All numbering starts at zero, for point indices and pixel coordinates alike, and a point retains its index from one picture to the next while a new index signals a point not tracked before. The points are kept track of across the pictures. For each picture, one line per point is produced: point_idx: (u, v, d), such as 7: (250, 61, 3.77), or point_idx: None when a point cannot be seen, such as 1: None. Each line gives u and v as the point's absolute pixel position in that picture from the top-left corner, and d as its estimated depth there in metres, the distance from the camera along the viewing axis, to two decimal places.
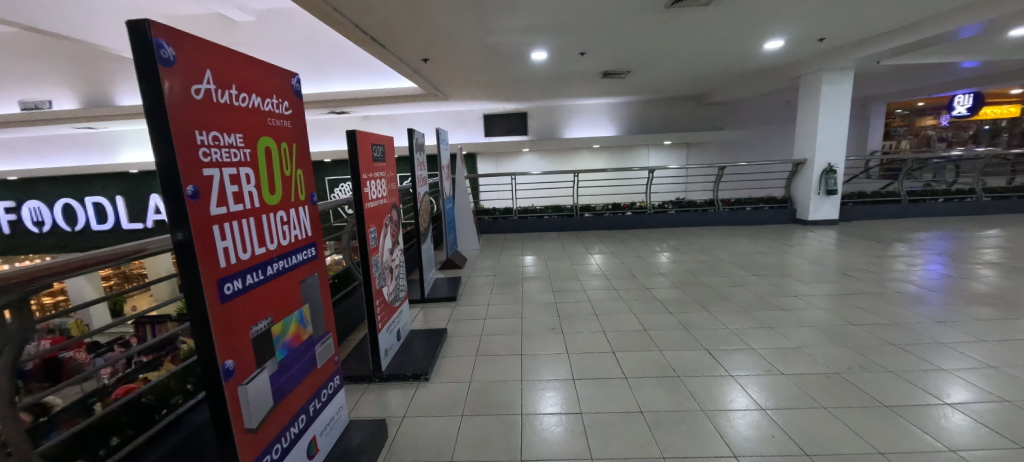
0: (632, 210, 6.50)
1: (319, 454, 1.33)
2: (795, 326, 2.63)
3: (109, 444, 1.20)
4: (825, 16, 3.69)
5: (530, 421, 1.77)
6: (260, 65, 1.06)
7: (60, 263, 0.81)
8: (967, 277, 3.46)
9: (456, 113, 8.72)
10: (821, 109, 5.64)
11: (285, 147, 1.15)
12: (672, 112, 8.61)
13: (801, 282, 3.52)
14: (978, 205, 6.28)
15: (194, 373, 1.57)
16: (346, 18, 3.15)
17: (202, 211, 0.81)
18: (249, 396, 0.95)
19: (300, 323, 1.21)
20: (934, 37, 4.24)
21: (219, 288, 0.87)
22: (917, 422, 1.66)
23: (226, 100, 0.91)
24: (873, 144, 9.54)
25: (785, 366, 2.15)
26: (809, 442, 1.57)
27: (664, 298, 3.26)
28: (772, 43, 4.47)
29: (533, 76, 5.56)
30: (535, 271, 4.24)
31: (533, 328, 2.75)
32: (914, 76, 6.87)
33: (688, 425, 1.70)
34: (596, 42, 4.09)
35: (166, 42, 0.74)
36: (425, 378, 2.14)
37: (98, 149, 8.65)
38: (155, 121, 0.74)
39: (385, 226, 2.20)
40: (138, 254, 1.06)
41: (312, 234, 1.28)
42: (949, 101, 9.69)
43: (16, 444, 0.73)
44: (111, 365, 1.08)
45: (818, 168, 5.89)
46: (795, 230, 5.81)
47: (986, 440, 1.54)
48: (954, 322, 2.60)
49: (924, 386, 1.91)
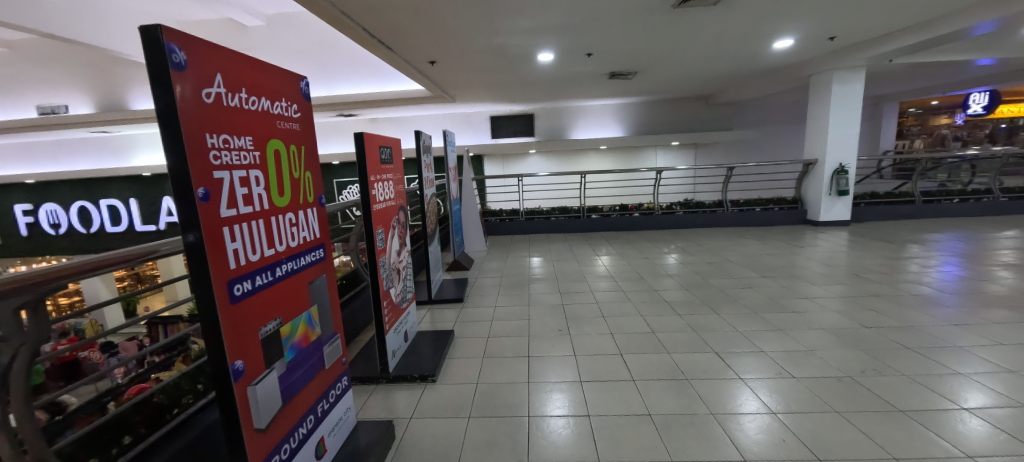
0: (639, 211, 6.48)
1: (327, 455, 1.33)
2: (806, 329, 2.58)
3: (122, 442, 1.22)
4: (836, 15, 3.63)
5: (536, 423, 1.76)
6: (270, 69, 1.08)
7: (76, 264, 0.82)
8: (984, 280, 3.37)
9: (463, 116, 8.76)
10: (832, 108, 5.55)
11: (294, 149, 1.17)
12: (679, 112, 8.55)
13: (812, 283, 3.47)
14: (994, 205, 6.14)
15: (204, 373, 1.59)
16: (355, 22, 3.20)
17: (213, 212, 0.82)
18: (259, 396, 0.95)
19: (308, 324, 1.22)
20: (947, 35, 4.16)
21: (230, 289, 0.88)
22: (933, 427, 1.62)
23: (236, 104, 0.92)
24: (885, 144, 9.39)
25: (796, 369, 2.12)
26: (821, 446, 1.54)
27: (672, 300, 3.23)
28: (782, 43, 4.43)
29: (539, 77, 5.56)
30: (542, 272, 4.24)
31: (540, 330, 2.74)
32: (927, 75, 6.75)
33: (697, 428, 1.68)
34: (603, 42, 4.08)
35: (178, 46, 0.75)
36: (432, 379, 2.14)
37: (113, 152, 8.84)
38: (167, 124, 0.75)
39: (391, 228, 2.19)
40: (151, 256, 1.07)
41: (319, 235, 1.29)
42: (964, 100, 9.48)
43: (32, 441, 0.75)
44: (124, 365, 1.08)
45: (830, 168, 5.80)
46: (806, 231, 5.74)
47: (1005, 445, 1.50)
48: (971, 325, 2.53)
49: (939, 390, 1.87)
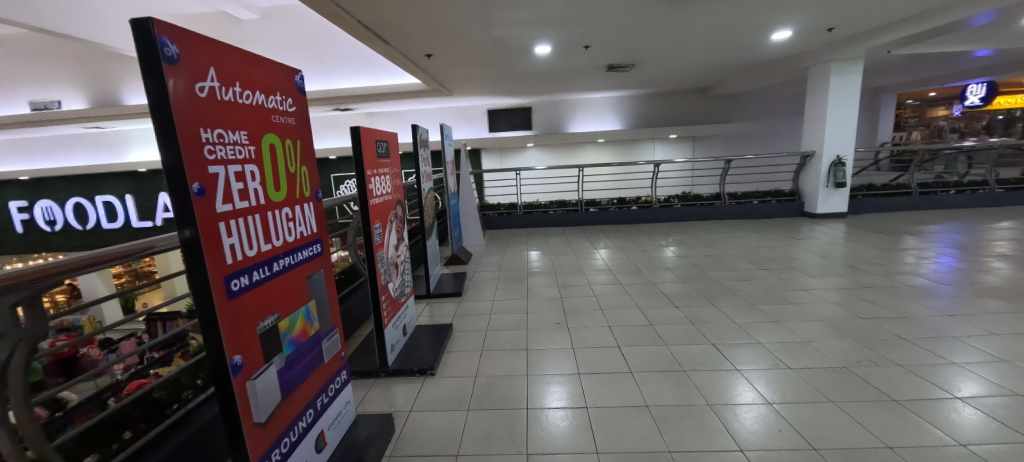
0: (637, 204, 6.51)
1: (326, 448, 1.34)
2: (802, 320, 2.61)
3: (122, 437, 1.23)
4: (835, 6, 3.61)
5: (535, 416, 1.77)
6: (265, 62, 1.07)
7: (71, 260, 0.81)
8: (979, 270, 3.39)
9: (461, 110, 8.71)
10: (831, 100, 5.53)
11: (290, 144, 1.16)
12: (677, 104, 8.53)
13: (809, 275, 3.50)
14: (990, 196, 6.17)
15: (203, 368, 1.60)
16: (351, 15, 3.17)
17: (208, 208, 0.82)
18: (258, 390, 0.96)
19: (307, 319, 1.22)
20: (946, 26, 4.14)
21: (226, 284, 0.87)
22: (926, 416, 1.64)
23: (230, 97, 0.91)
24: (883, 135, 9.38)
25: (792, 360, 2.14)
26: (817, 436, 1.56)
27: (670, 292, 3.25)
28: (780, 34, 4.40)
29: (537, 70, 5.52)
30: (541, 265, 4.26)
31: (539, 323, 2.75)
32: (926, 66, 6.73)
33: (694, 419, 1.70)
34: (601, 35, 4.05)
35: (170, 41, 0.74)
36: (431, 373, 2.15)
37: (108, 148, 8.80)
38: (161, 120, 0.75)
39: (389, 223, 2.19)
40: (147, 252, 1.06)
41: (317, 230, 1.29)
42: (961, 91, 9.48)
43: (33, 439, 0.75)
44: (123, 361, 1.08)
45: (828, 160, 5.80)
46: (803, 223, 5.76)
47: (997, 434, 1.52)
48: (965, 315, 2.56)
49: (934, 380, 1.89)
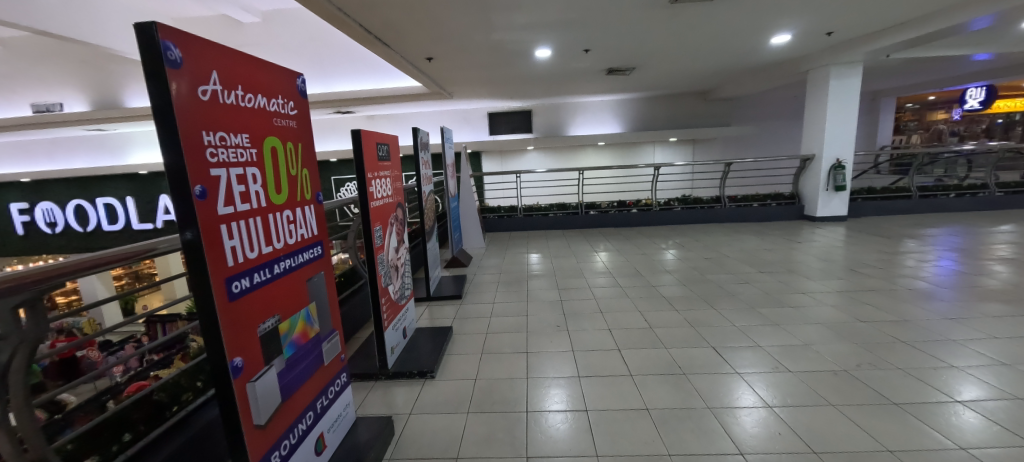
0: (637, 207, 6.50)
1: (326, 451, 1.34)
2: (802, 324, 2.60)
3: (122, 439, 1.23)
4: (833, 10, 3.63)
5: (535, 418, 1.77)
6: (266, 65, 1.08)
7: (72, 263, 0.82)
8: (980, 274, 3.39)
9: (461, 113, 8.74)
10: (830, 103, 5.55)
11: (291, 147, 1.16)
12: (676, 107, 8.56)
13: (809, 278, 3.49)
14: (991, 200, 6.16)
15: (203, 371, 1.60)
16: (352, 18, 3.18)
17: (210, 211, 0.82)
18: (258, 392, 0.96)
19: (308, 321, 1.23)
20: (944, 30, 4.15)
21: (226, 286, 0.88)
22: (927, 420, 1.64)
23: (232, 101, 0.92)
24: (882, 139, 9.41)
25: (792, 363, 2.13)
26: (817, 439, 1.56)
27: (670, 295, 3.25)
28: (779, 38, 4.43)
29: (538, 73, 5.54)
30: (541, 268, 4.26)
31: (539, 326, 2.75)
32: (926, 69, 6.74)
33: (694, 422, 1.69)
34: (601, 38, 4.07)
35: (173, 44, 0.75)
36: (431, 375, 2.15)
37: (110, 150, 8.82)
38: (163, 123, 0.75)
39: (389, 225, 2.19)
40: (148, 254, 1.07)
41: (317, 233, 1.29)
42: (960, 95, 9.73)
43: (33, 440, 0.75)
44: (123, 362, 1.07)
45: (827, 163, 5.81)
46: (803, 226, 5.76)
47: (998, 438, 1.52)
48: (965, 319, 2.56)
49: (934, 384, 1.89)
